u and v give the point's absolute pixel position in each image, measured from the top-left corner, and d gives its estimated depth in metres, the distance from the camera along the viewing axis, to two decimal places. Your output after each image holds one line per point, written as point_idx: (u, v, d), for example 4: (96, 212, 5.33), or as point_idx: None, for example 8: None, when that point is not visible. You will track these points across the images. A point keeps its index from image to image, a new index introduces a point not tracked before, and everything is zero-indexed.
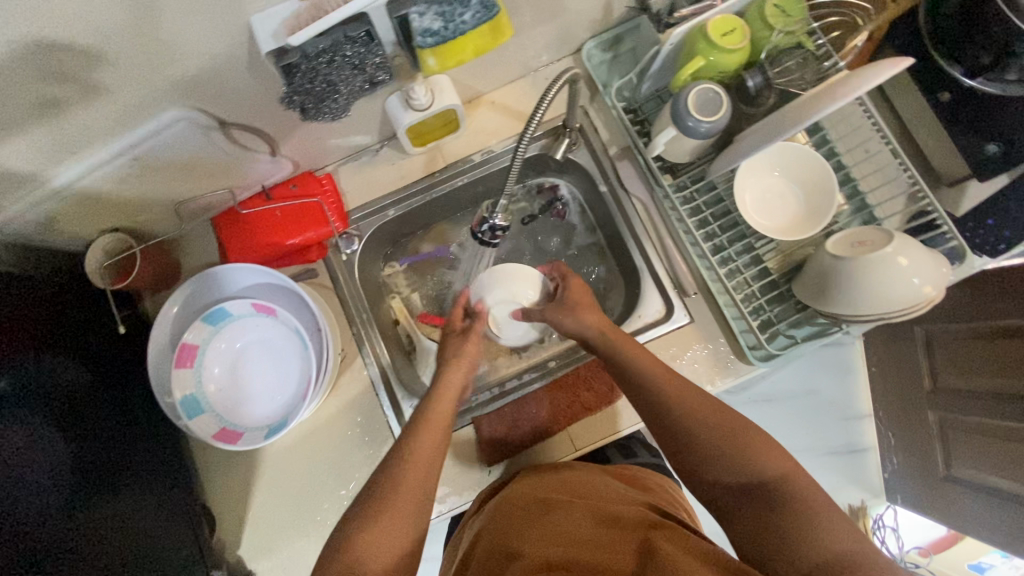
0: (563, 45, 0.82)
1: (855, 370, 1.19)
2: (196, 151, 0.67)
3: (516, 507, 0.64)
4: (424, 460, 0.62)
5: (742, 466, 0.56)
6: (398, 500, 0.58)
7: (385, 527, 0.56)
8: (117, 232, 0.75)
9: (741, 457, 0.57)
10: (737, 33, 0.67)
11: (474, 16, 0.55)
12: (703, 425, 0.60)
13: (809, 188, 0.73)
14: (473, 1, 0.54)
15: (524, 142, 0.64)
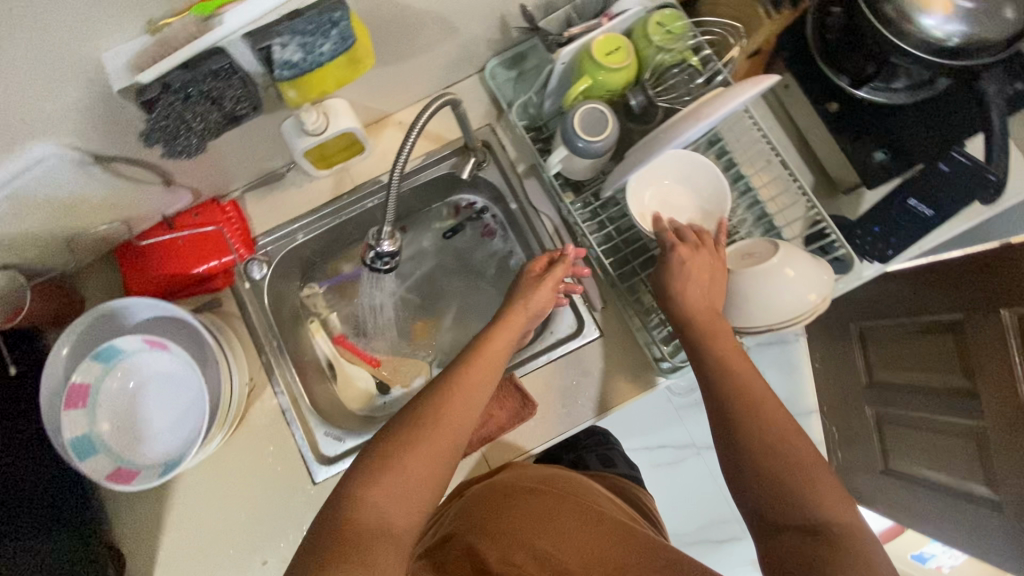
0: (465, 65, 0.82)
1: (801, 371, 1.13)
2: (77, 187, 0.65)
3: (506, 497, 0.64)
4: (464, 426, 0.58)
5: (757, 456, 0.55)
6: (407, 470, 0.53)
7: (394, 496, 0.52)
8: (6, 271, 0.70)
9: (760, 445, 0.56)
10: (621, 52, 0.68)
11: (334, 47, 0.55)
12: (724, 397, 0.59)
13: (705, 201, 0.74)
14: (332, 33, 0.54)
15: (398, 175, 0.63)
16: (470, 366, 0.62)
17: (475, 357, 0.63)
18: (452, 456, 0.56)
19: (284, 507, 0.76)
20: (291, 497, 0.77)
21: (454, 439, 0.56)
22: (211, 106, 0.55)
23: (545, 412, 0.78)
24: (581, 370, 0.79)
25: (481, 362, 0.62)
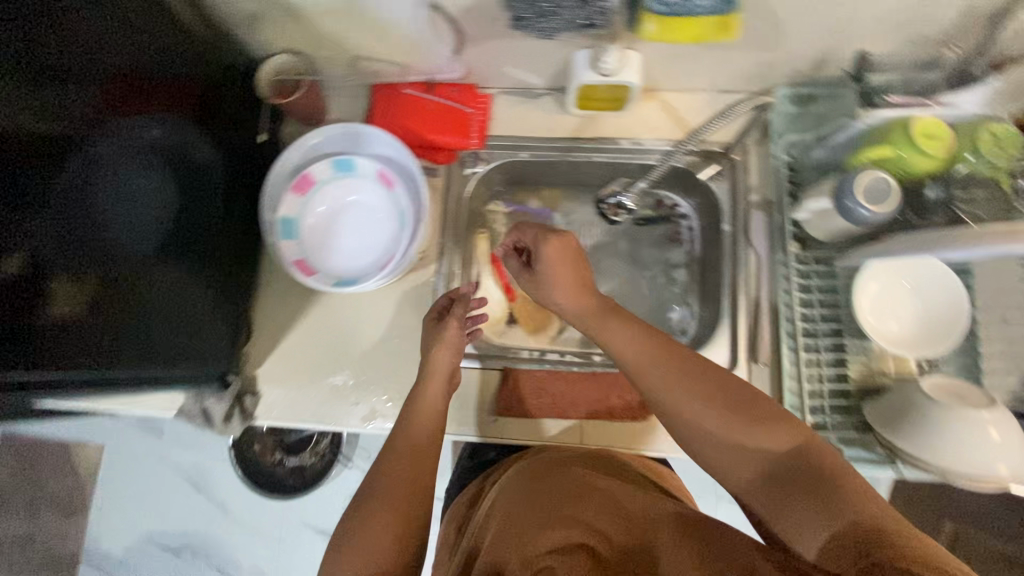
0: (758, 80, 0.81)
1: None
2: (397, 19, 0.70)
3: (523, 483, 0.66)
4: (429, 421, 0.67)
5: (776, 443, 0.54)
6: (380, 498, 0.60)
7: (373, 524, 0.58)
8: (297, 55, 0.80)
9: (751, 441, 0.54)
10: (942, 140, 0.64)
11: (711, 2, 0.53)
12: (714, 448, 0.57)
13: (930, 320, 0.71)
14: None
15: (677, 151, 0.81)
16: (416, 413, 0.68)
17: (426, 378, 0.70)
18: (419, 466, 0.63)
19: (393, 368, 0.81)
20: (403, 364, 0.81)
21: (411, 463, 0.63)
22: (577, 6, 0.54)
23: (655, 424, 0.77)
24: None
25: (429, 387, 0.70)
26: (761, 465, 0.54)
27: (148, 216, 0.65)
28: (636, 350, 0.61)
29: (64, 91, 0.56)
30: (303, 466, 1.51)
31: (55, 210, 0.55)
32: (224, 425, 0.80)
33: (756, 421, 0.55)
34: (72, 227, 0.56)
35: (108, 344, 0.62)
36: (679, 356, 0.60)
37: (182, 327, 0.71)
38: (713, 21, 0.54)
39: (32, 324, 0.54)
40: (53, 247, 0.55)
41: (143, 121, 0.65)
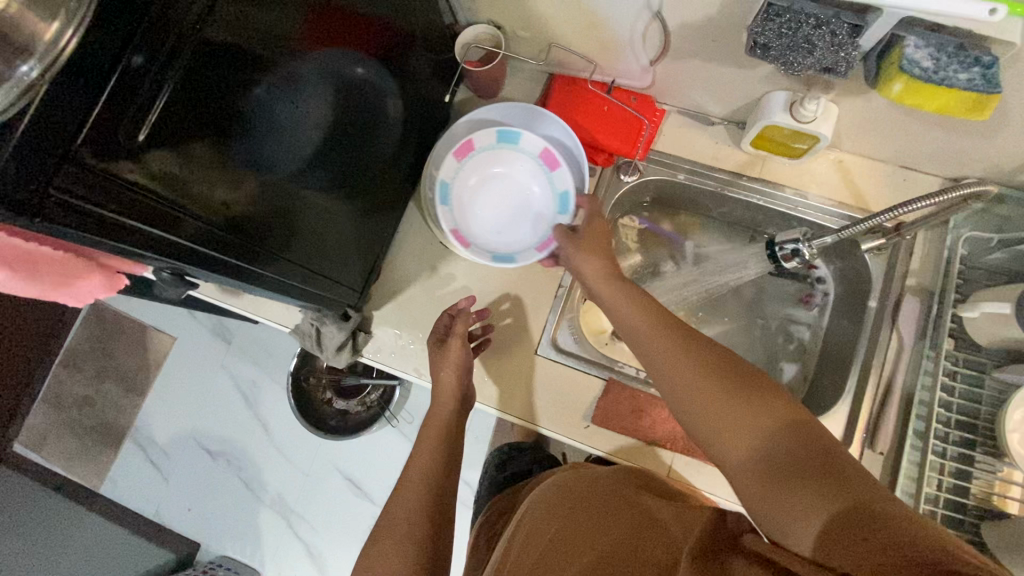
0: (950, 165, 0.78)
1: None
2: (615, 18, 0.71)
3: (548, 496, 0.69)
4: (449, 400, 0.76)
5: (787, 468, 0.46)
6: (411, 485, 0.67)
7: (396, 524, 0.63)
8: (497, 30, 0.83)
9: (764, 453, 0.48)
10: None
11: (969, 78, 0.52)
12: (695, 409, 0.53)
13: None
14: (976, 66, 0.52)
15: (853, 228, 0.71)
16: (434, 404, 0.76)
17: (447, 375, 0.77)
18: (432, 454, 0.71)
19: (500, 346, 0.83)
20: (511, 345, 0.82)
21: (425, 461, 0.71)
22: (829, 47, 0.54)
23: None
24: None
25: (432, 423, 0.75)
26: (798, 511, 0.43)
27: (334, 146, 0.68)
28: (691, 374, 0.54)
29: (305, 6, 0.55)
30: (349, 411, 1.56)
31: (266, 120, 0.55)
32: (334, 355, 0.82)
33: (737, 399, 0.51)
34: (273, 139, 0.57)
35: (275, 261, 0.63)
36: (699, 355, 0.55)
37: (327, 256, 0.73)
38: (966, 98, 0.53)
39: (229, 227, 0.54)
40: (257, 155, 0.55)
41: (346, 49, 0.64)
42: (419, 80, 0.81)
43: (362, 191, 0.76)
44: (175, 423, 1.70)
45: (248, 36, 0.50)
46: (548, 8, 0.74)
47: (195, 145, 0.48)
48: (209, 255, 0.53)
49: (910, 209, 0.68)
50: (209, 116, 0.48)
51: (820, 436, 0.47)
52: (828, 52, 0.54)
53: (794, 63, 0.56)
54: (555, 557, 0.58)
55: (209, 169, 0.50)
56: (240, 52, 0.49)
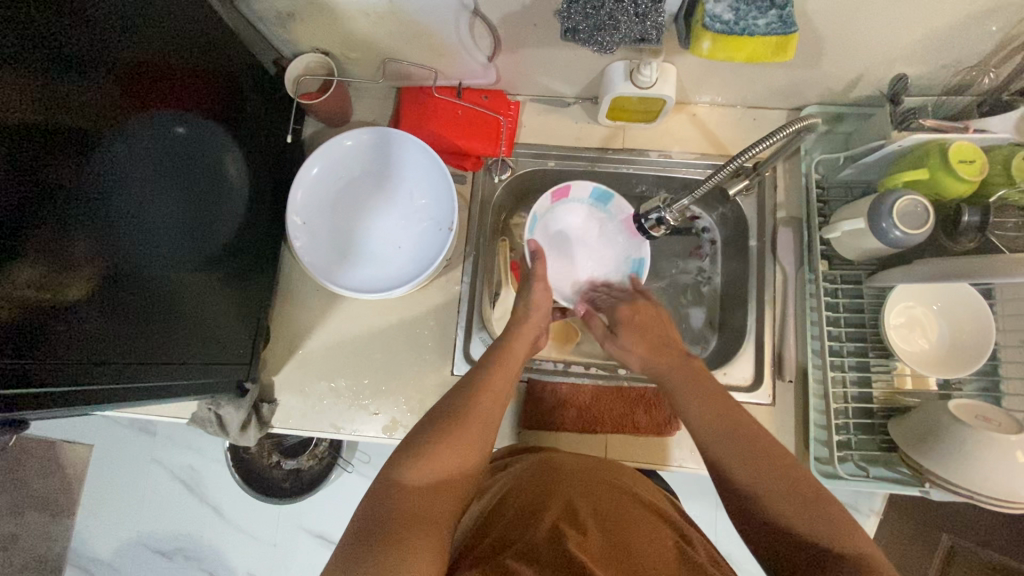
0: (789, 97, 0.81)
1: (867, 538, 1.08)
2: (436, 23, 0.69)
3: (540, 475, 0.66)
4: (495, 402, 0.65)
5: (813, 529, 0.50)
6: (469, 423, 0.61)
7: (441, 455, 0.57)
8: (325, 57, 0.78)
9: (780, 498, 0.53)
10: (974, 165, 0.65)
11: (768, 23, 0.54)
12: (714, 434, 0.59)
13: (956, 340, 0.71)
14: (772, 10, 0.53)
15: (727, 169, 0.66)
16: (484, 388, 0.65)
17: (504, 354, 0.70)
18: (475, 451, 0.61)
19: (413, 377, 0.80)
20: (424, 373, 0.80)
21: (464, 444, 0.60)
22: (633, 19, 0.54)
23: (681, 440, 0.76)
24: None
25: (501, 370, 0.68)
26: (806, 543, 0.50)
27: (168, 224, 0.62)
28: (705, 422, 0.61)
29: (84, 87, 0.51)
30: (301, 469, 1.46)
31: (77, 218, 0.51)
32: (240, 434, 0.78)
33: (747, 448, 0.56)
34: (94, 235, 0.53)
35: (140, 361, 0.59)
36: (738, 422, 0.59)
37: (202, 338, 0.68)
38: (771, 42, 0.55)
39: (65, 344, 0.50)
40: (75, 257, 0.51)
41: (160, 117, 0.61)
42: (254, 127, 0.76)
43: (225, 258, 0.72)
44: (116, 535, 1.56)
45: (22, 138, 0.46)
46: (367, 25, 0.71)
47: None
48: (53, 383, 0.49)
49: (759, 150, 0.64)
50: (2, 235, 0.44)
51: (851, 523, 0.50)
52: (634, 24, 0.54)
53: (605, 42, 0.56)
54: (522, 537, 0.57)
55: (16, 291, 0.46)
56: (19, 157, 0.46)
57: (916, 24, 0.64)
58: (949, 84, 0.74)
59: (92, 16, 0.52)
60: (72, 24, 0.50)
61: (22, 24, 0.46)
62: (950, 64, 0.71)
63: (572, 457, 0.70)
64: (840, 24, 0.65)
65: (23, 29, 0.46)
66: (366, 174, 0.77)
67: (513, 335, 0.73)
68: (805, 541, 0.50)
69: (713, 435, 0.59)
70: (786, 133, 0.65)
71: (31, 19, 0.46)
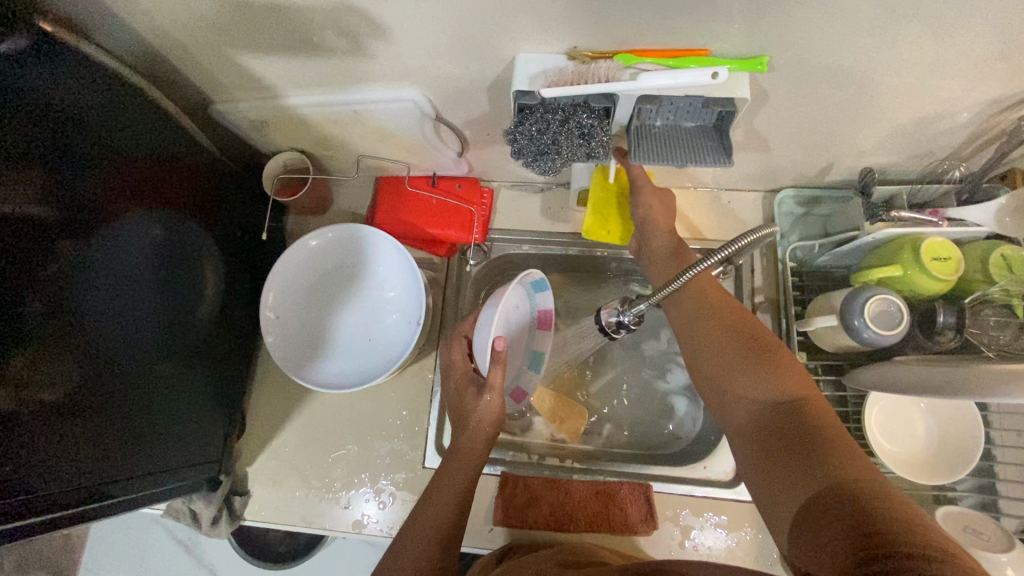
0: (762, 181, 0.81)
1: None
2: (402, 129, 0.71)
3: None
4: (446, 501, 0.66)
5: (763, 390, 0.53)
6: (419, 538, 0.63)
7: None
8: (301, 155, 0.81)
9: (757, 376, 0.54)
10: (950, 263, 0.63)
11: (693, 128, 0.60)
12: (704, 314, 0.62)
13: (947, 445, 0.67)
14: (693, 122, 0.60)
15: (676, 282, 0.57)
16: (439, 489, 0.68)
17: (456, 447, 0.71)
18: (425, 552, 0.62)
19: (385, 468, 0.79)
20: (396, 465, 0.79)
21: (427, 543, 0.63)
22: (580, 140, 0.56)
23: (658, 539, 0.73)
24: (717, 522, 0.74)
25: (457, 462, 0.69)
26: (757, 409, 0.52)
27: (146, 321, 0.64)
28: (706, 345, 0.61)
29: (68, 196, 0.54)
30: (296, 533, 1.43)
31: (54, 322, 0.53)
32: (211, 527, 0.78)
33: (757, 363, 0.55)
34: (69, 337, 0.55)
35: (109, 459, 0.59)
36: (744, 322, 0.60)
37: (176, 433, 0.69)
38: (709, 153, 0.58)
39: (37, 448, 0.51)
40: (51, 361, 0.53)
41: (140, 216, 0.63)
42: (232, 222, 0.79)
43: (199, 351, 0.73)
44: None
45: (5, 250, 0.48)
46: (336, 129, 0.74)
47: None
48: (22, 493, 0.49)
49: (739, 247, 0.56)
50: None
51: (811, 385, 0.52)
52: (577, 145, 0.56)
53: (548, 166, 0.59)
54: None
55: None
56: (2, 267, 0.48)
57: (876, 120, 0.64)
58: (923, 171, 0.73)
59: (77, 128, 0.55)
60: (58, 139, 0.53)
61: (19, 146, 0.49)
62: (921, 154, 0.69)
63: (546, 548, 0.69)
64: (799, 121, 0.65)
65: (11, 149, 0.49)
66: (339, 267, 0.78)
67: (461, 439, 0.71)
68: (784, 399, 0.51)
69: (710, 349, 0.60)
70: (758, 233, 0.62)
71: (21, 138, 0.50)
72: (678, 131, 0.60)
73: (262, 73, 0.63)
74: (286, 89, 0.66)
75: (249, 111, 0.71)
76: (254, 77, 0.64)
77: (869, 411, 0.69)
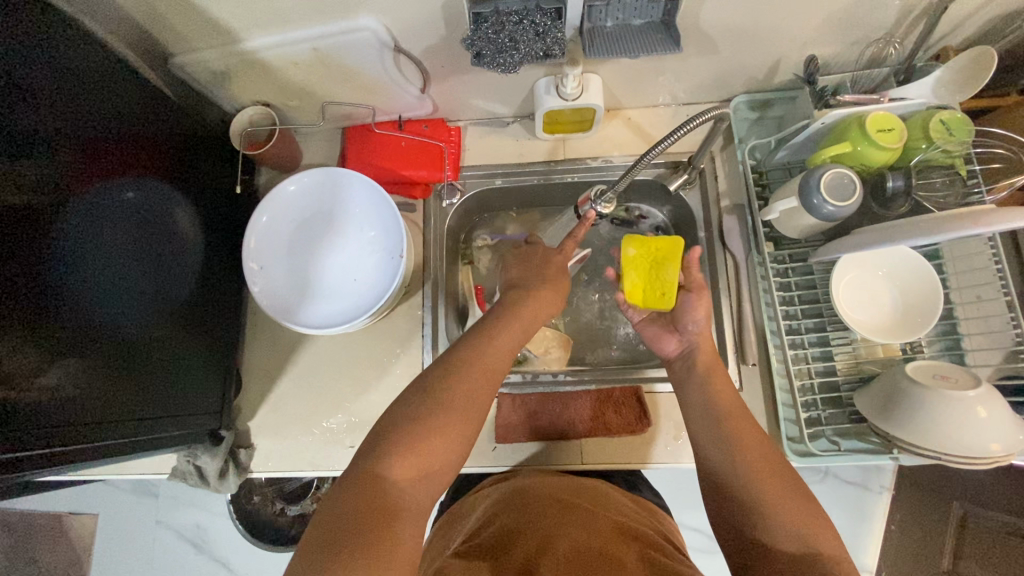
0: (717, 90, 0.84)
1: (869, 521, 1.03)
2: (363, 64, 0.72)
3: (538, 499, 0.64)
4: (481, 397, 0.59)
5: (789, 515, 0.52)
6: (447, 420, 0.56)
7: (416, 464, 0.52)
8: (265, 108, 0.82)
9: (792, 504, 0.53)
10: (894, 133, 0.67)
11: (643, 25, 0.63)
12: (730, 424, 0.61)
13: (910, 306, 0.72)
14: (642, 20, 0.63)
15: (643, 162, 0.66)
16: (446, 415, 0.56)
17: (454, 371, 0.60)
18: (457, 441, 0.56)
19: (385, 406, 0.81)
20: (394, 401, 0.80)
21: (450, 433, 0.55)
22: (534, 38, 0.58)
23: (655, 435, 0.77)
24: None
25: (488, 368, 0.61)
26: (783, 532, 0.52)
27: (132, 280, 0.65)
28: (753, 445, 0.59)
29: (39, 150, 0.54)
30: (306, 512, 1.41)
31: (30, 288, 0.52)
32: (219, 483, 0.79)
33: (795, 497, 0.54)
34: (53, 294, 0.54)
35: (101, 427, 0.59)
36: (769, 459, 0.57)
37: (172, 389, 0.69)
38: (660, 48, 0.61)
39: (32, 404, 0.52)
40: (38, 318, 0.53)
41: (109, 183, 0.63)
42: (206, 180, 0.79)
43: (188, 309, 0.73)
44: None
45: None
46: (298, 73, 0.75)
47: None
48: (25, 443, 0.50)
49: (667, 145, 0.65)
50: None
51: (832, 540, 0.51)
52: (535, 42, 0.59)
53: (507, 63, 0.60)
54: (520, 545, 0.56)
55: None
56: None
57: (812, 9, 0.67)
58: (864, 59, 0.77)
59: (29, 93, 0.54)
60: (11, 105, 0.52)
61: None
62: (859, 40, 0.73)
63: (557, 481, 0.69)
64: (742, 18, 0.68)
65: None
66: (317, 214, 0.80)
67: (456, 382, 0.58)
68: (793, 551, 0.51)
69: (757, 456, 0.58)
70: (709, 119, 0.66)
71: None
72: (629, 29, 0.63)
73: (219, 16, 0.63)
74: (243, 32, 0.67)
75: (209, 62, 0.71)
76: (212, 21, 0.64)
77: (838, 287, 0.73)
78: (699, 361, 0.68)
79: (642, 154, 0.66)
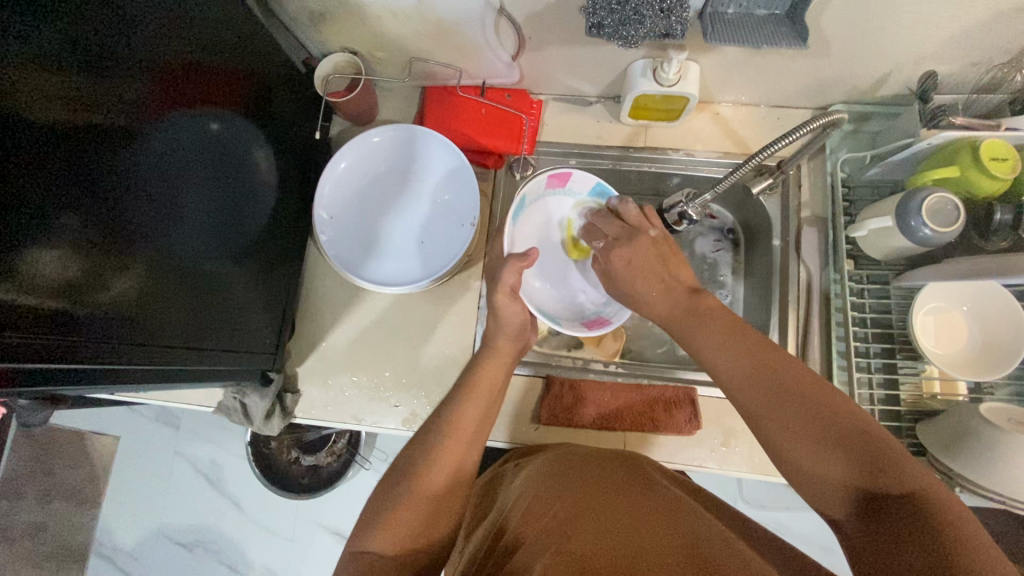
0: (814, 97, 0.81)
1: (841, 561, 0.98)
2: (463, 22, 0.70)
3: (577, 468, 0.65)
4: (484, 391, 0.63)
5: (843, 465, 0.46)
6: (460, 422, 0.60)
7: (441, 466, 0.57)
8: (352, 56, 0.81)
9: (827, 457, 0.47)
10: (1008, 162, 0.64)
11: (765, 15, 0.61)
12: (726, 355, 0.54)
13: (987, 344, 0.70)
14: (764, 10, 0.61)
15: (744, 166, 0.68)
16: (452, 425, 0.60)
17: (473, 387, 0.63)
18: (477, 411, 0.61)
19: (434, 371, 0.81)
20: (442, 366, 0.80)
21: (463, 419, 0.60)
22: (659, 15, 0.56)
23: (702, 439, 0.76)
24: None
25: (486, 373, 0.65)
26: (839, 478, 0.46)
27: (209, 209, 0.63)
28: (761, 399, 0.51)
29: (137, 62, 0.51)
30: (319, 465, 1.34)
31: (116, 208, 0.50)
32: (263, 423, 0.80)
33: (837, 434, 0.47)
34: (136, 216, 0.53)
35: (165, 354, 0.57)
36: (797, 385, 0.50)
37: (228, 322, 0.68)
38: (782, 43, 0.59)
39: (106, 325, 0.50)
40: (120, 239, 0.51)
41: (200, 111, 0.60)
42: (288, 122, 0.78)
43: (254, 246, 0.72)
44: (138, 525, 1.48)
45: (73, 113, 0.45)
46: (394, 24, 0.73)
47: (14, 264, 0.42)
48: (96, 363, 0.49)
49: (779, 145, 0.65)
50: (22, 228, 0.42)
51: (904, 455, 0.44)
52: (659, 19, 0.57)
53: (630, 37, 0.58)
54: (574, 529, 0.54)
55: (47, 285, 0.45)
56: (46, 151, 0.43)
57: (944, 24, 0.64)
58: (980, 82, 0.73)
59: (123, 8, 0.49)
60: (104, 17, 0.48)
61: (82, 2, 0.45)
62: (981, 61, 0.69)
63: (588, 450, 0.70)
64: (866, 25, 0.65)
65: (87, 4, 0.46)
66: (393, 169, 0.80)
67: (471, 404, 0.61)
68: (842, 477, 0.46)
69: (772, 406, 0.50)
70: (817, 126, 0.65)
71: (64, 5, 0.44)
72: (750, 19, 0.61)
73: None
74: None
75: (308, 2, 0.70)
76: None
77: (916, 314, 0.71)
78: (678, 331, 0.61)
79: (747, 157, 0.68)
